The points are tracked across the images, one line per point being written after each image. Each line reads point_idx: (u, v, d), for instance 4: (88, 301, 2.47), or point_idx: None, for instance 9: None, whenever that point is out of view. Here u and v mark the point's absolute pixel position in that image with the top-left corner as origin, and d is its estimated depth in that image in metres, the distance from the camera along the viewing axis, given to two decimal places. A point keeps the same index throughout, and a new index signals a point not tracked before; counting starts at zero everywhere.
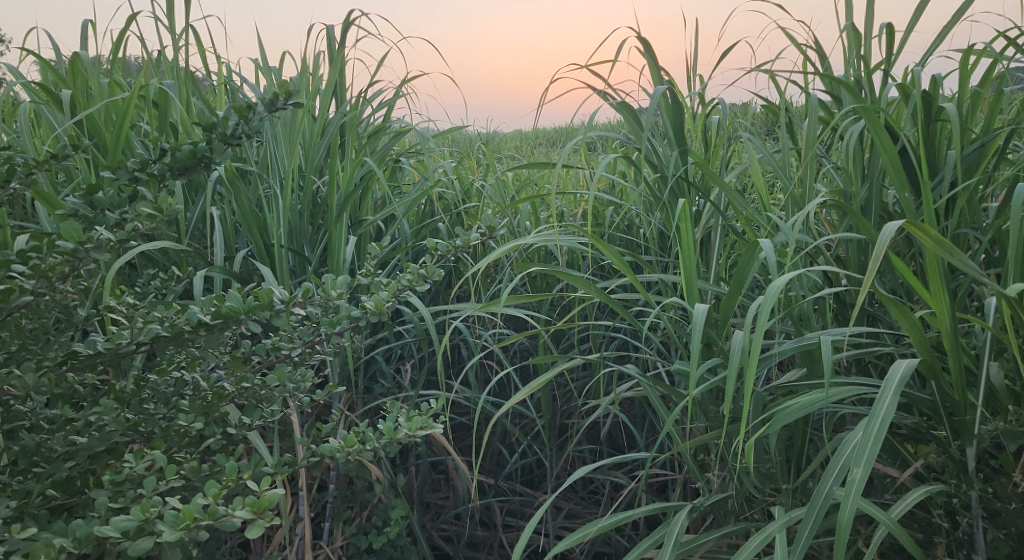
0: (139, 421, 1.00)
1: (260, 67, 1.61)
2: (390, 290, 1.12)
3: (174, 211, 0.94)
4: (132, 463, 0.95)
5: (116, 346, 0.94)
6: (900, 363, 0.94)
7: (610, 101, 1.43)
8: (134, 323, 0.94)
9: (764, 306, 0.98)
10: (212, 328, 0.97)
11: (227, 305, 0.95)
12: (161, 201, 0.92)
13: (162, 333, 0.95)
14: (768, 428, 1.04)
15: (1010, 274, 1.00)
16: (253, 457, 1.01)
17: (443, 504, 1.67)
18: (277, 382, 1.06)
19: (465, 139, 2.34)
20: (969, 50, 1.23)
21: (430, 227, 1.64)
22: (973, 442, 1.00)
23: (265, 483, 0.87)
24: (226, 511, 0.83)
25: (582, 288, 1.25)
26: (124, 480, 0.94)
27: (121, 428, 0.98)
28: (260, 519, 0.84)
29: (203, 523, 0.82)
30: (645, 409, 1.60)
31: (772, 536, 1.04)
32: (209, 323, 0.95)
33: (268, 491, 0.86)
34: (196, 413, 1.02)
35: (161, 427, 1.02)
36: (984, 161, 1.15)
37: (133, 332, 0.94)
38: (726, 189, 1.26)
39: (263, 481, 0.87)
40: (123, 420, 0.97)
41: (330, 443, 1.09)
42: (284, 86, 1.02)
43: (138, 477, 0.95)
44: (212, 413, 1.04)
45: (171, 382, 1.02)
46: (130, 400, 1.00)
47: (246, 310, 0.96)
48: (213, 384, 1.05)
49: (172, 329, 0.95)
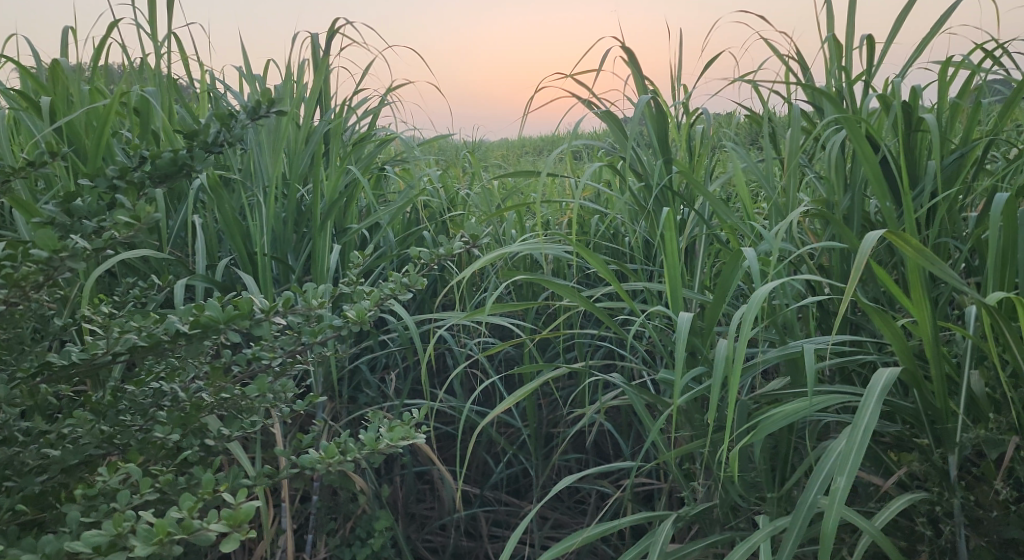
0: (115, 433, 0.98)
1: (245, 74, 1.60)
2: (372, 299, 1.10)
3: (154, 219, 0.93)
4: (105, 476, 0.92)
5: (92, 358, 0.93)
6: (882, 372, 0.94)
7: (596, 110, 1.44)
8: (111, 333, 0.93)
9: (748, 315, 0.98)
10: (191, 337, 0.95)
11: (205, 315, 0.93)
12: (139, 209, 0.90)
13: (139, 343, 0.93)
14: (753, 436, 1.04)
15: (992, 283, 1.00)
16: (232, 469, 1.00)
17: (428, 515, 1.66)
18: (258, 394, 1.05)
19: (451, 148, 2.34)
20: (947, 62, 1.20)
21: (415, 235, 1.63)
22: (955, 450, 0.99)
23: (241, 497, 0.84)
24: (201, 525, 0.81)
25: (568, 298, 1.25)
26: (97, 495, 0.92)
27: (96, 441, 0.96)
28: (235, 532, 0.81)
29: (177, 538, 0.80)
30: (630, 418, 1.63)
31: (756, 545, 1.03)
32: (188, 332, 0.94)
33: (244, 504, 0.84)
34: (173, 425, 1.00)
35: (138, 439, 1.00)
36: (964, 172, 1.15)
37: (110, 342, 0.92)
38: (710, 198, 1.27)
39: (239, 493, 0.85)
40: (98, 432, 0.96)
41: (311, 454, 1.07)
42: (266, 93, 1.01)
43: (112, 490, 0.92)
44: (190, 425, 1.01)
45: (149, 394, 1.02)
46: (107, 411, 0.99)
47: (225, 320, 0.94)
48: (191, 395, 1.03)
49: (149, 339, 0.93)
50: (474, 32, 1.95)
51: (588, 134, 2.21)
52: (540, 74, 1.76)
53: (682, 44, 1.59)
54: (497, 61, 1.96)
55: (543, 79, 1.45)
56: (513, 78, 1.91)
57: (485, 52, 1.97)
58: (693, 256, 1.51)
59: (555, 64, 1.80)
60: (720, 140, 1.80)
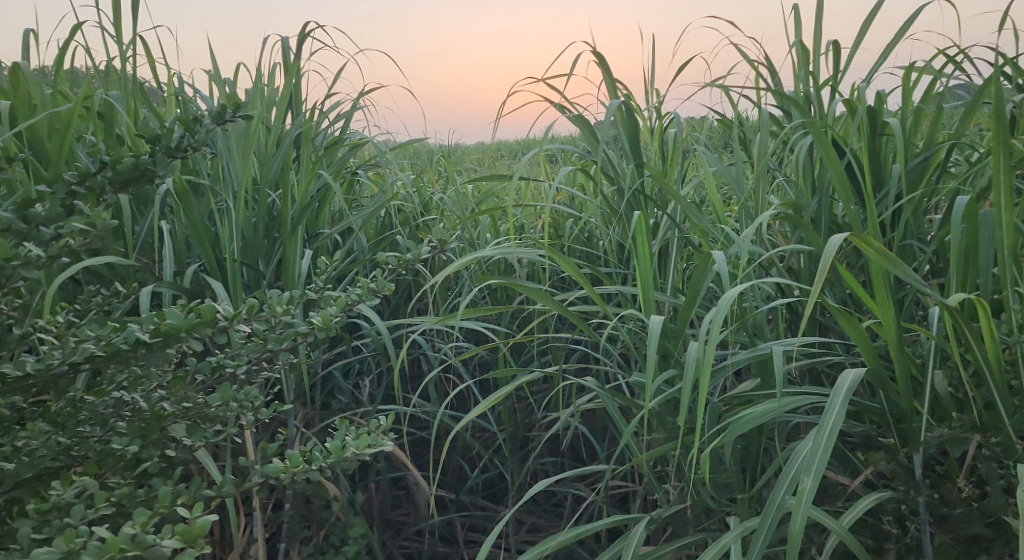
0: (72, 445, 0.96)
1: (214, 78, 1.59)
2: (339, 305, 1.10)
3: (110, 226, 0.93)
4: (59, 490, 0.90)
5: (47, 368, 0.91)
6: (848, 373, 0.95)
7: (566, 114, 1.44)
8: (68, 343, 0.92)
9: (716, 318, 0.99)
10: (152, 346, 0.94)
11: (167, 323, 0.92)
12: (94, 216, 0.91)
13: (98, 352, 0.92)
14: (723, 437, 1.05)
15: (954, 285, 1.01)
16: (194, 480, 0.99)
17: (404, 521, 1.66)
18: (221, 402, 1.04)
19: (426, 151, 2.34)
20: (910, 68, 1.22)
21: (388, 239, 1.63)
22: (920, 450, 1.00)
23: (197, 510, 0.84)
24: (155, 539, 0.79)
25: (540, 302, 1.26)
26: (51, 510, 0.90)
27: (53, 454, 0.95)
28: (191, 548, 0.81)
29: (131, 554, 0.78)
30: (605, 421, 1.63)
31: (727, 546, 1.04)
32: (148, 342, 0.93)
33: (200, 517, 0.83)
34: (133, 436, 1.01)
35: (96, 451, 0.99)
36: (926, 175, 1.17)
37: (66, 352, 0.91)
38: (681, 202, 1.28)
39: (195, 507, 0.84)
40: (54, 444, 0.95)
41: (277, 463, 1.06)
42: (231, 98, 1.01)
43: (66, 505, 0.91)
44: (150, 436, 1.02)
45: (111, 403, 1.00)
46: (65, 423, 0.97)
47: (187, 328, 0.93)
48: (154, 404, 1.02)
49: (108, 348, 0.92)
50: (448, 36, 1.95)
51: (562, 138, 2.22)
52: (513, 78, 1.77)
53: (654, 49, 1.60)
54: (471, 65, 1.96)
55: (514, 83, 1.45)
56: (487, 82, 1.91)
57: (458, 56, 1.97)
58: (666, 259, 1.52)
59: (528, 68, 1.80)
60: (692, 144, 1.82)
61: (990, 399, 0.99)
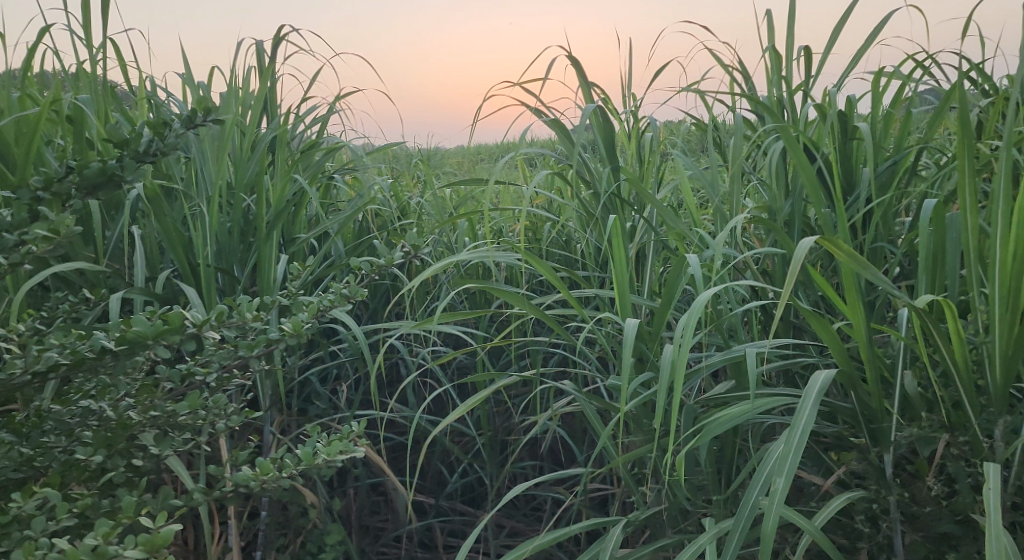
0: (34, 456, 0.96)
1: (187, 82, 1.58)
2: (311, 311, 1.09)
3: (75, 233, 0.92)
4: (19, 502, 0.88)
5: (8, 378, 0.90)
6: (820, 373, 0.96)
7: (542, 118, 1.44)
8: (31, 351, 0.89)
9: (690, 322, 0.99)
10: (118, 354, 0.94)
11: (133, 330, 0.92)
12: (57, 223, 0.89)
13: (62, 360, 0.91)
14: (698, 439, 1.06)
15: (922, 287, 1.02)
16: (161, 491, 0.98)
17: (382, 527, 1.65)
18: (190, 410, 1.03)
19: (404, 155, 2.34)
20: (880, 73, 1.24)
21: (365, 244, 1.62)
22: (890, 449, 1.01)
23: (160, 520, 0.83)
24: (118, 550, 0.79)
25: (517, 306, 1.26)
26: (11, 521, 0.89)
27: (15, 465, 0.94)
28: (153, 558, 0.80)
29: None
30: (584, 425, 1.64)
31: (702, 548, 1.04)
32: (114, 349, 0.92)
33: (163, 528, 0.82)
34: (97, 446, 0.99)
35: (61, 462, 0.98)
36: (896, 179, 1.18)
37: (29, 361, 0.89)
38: (657, 205, 1.29)
39: (158, 517, 0.83)
40: (16, 455, 0.94)
41: (247, 471, 1.05)
42: (201, 103, 1.00)
43: (27, 517, 0.89)
44: (116, 445, 1.00)
45: (78, 413, 0.98)
46: (29, 433, 0.95)
47: (154, 335, 0.93)
48: (121, 413, 1.00)
49: (73, 356, 0.91)
50: (425, 41, 1.95)
51: (540, 142, 2.23)
52: (490, 82, 1.77)
53: (630, 53, 1.60)
54: (448, 69, 1.96)
55: (490, 87, 1.45)
56: (465, 86, 1.91)
57: (435, 60, 1.97)
58: (642, 262, 1.53)
59: (505, 72, 1.81)
60: (668, 149, 1.83)
61: (958, 399, 1.01)
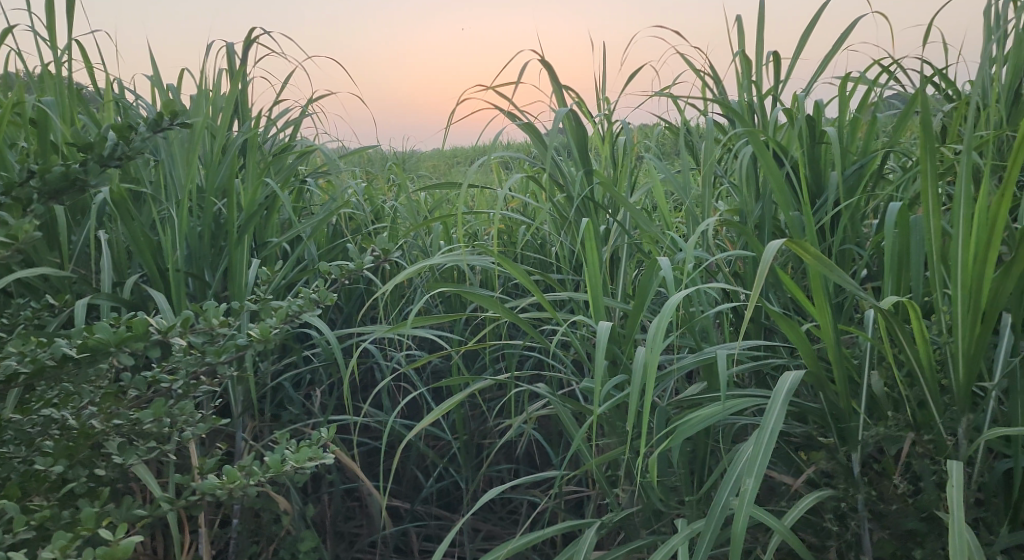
0: None
1: (156, 84, 1.56)
2: (279, 317, 1.09)
3: (35, 238, 0.91)
4: None
5: None
6: (788, 375, 0.96)
7: (515, 122, 1.44)
8: None
9: (660, 325, 1.00)
10: (80, 362, 0.93)
11: (95, 337, 0.91)
12: (15, 229, 0.89)
13: (21, 368, 0.90)
14: (670, 440, 1.06)
15: (888, 288, 1.04)
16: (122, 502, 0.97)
17: (357, 532, 1.64)
18: (154, 419, 1.01)
19: (379, 159, 2.33)
20: (846, 78, 1.25)
21: (338, 248, 1.61)
22: (857, 449, 1.02)
23: (120, 532, 0.82)
24: None
25: (491, 309, 1.25)
26: None
27: None
28: None
29: None
30: (559, 428, 1.64)
31: (674, 549, 1.05)
32: (75, 356, 0.91)
33: (123, 540, 0.82)
34: (59, 457, 0.96)
35: (20, 472, 0.96)
36: (862, 182, 1.20)
37: None
38: (629, 208, 1.29)
39: (118, 529, 0.82)
40: None
41: (212, 479, 1.04)
42: (167, 106, 0.99)
43: None
44: (77, 456, 0.98)
45: (39, 422, 0.96)
46: None
47: (116, 342, 0.92)
48: (83, 422, 0.98)
49: (33, 365, 0.90)
50: (398, 45, 1.95)
51: (514, 146, 2.23)
52: (463, 85, 1.77)
53: (603, 57, 1.61)
54: (422, 72, 1.96)
55: (463, 90, 1.45)
56: (439, 90, 1.91)
57: (408, 64, 1.96)
58: (616, 265, 1.54)
59: (478, 75, 1.81)
60: (641, 152, 1.84)
61: (923, 398, 1.02)
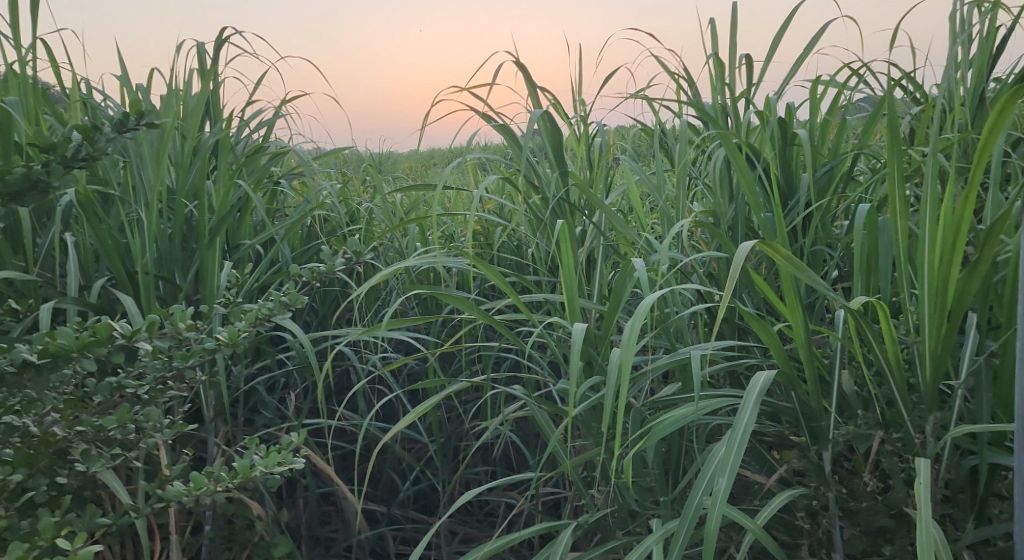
0: None
1: (126, 85, 1.54)
2: (249, 320, 1.08)
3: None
4: None
5: None
6: (759, 375, 0.97)
7: (490, 123, 1.44)
8: None
9: (634, 326, 1.00)
10: (41, 368, 0.91)
11: (56, 343, 0.90)
12: None
13: None
14: (644, 441, 1.06)
15: (858, 287, 1.04)
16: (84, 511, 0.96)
17: (333, 537, 1.63)
18: (119, 425, 1.00)
19: (355, 160, 2.31)
20: (816, 81, 1.26)
21: (313, 251, 1.60)
22: (828, 447, 1.03)
23: (78, 541, 0.82)
24: None
25: (466, 311, 1.25)
26: None
27: None
28: None
29: None
30: (535, 430, 1.64)
31: (648, 549, 1.05)
32: (37, 361, 0.90)
33: (82, 549, 0.82)
34: (19, 464, 0.96)
35: None
36: (832, 184, 1.21)
37: None
38: (604, 209, 1.29)
39: (76, 539, 0.82)
40: None
41: (179, 485, 1.03)
42: (132, 106, 0.98)
43: None
44: (38, 463, 0.98)
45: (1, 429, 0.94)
46: None
47: (78, 347, 0.91)
48: (45, 429, 0.97)
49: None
50: (373, 46, 1.94)
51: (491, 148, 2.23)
52: (439, 86, 1.76)
53: (578, 58, 1.61)
54: (397, 74, 1.95)
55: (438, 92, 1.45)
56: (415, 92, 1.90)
57: (383, 65, 1.95)
58: (591, 266, 1.54)
59: (454, 76, 1.81)
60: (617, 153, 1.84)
61: (892, 397, 1.03)
